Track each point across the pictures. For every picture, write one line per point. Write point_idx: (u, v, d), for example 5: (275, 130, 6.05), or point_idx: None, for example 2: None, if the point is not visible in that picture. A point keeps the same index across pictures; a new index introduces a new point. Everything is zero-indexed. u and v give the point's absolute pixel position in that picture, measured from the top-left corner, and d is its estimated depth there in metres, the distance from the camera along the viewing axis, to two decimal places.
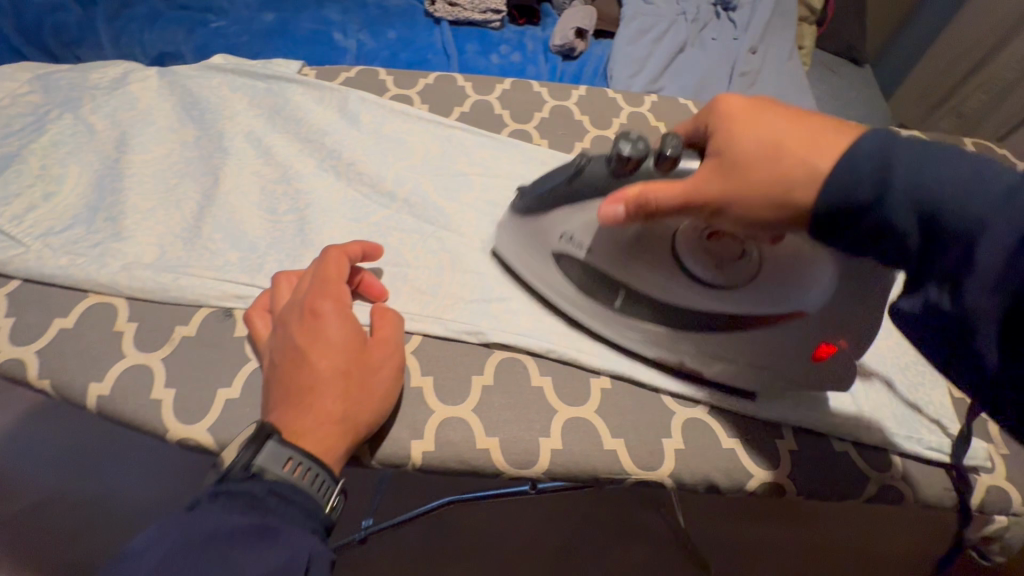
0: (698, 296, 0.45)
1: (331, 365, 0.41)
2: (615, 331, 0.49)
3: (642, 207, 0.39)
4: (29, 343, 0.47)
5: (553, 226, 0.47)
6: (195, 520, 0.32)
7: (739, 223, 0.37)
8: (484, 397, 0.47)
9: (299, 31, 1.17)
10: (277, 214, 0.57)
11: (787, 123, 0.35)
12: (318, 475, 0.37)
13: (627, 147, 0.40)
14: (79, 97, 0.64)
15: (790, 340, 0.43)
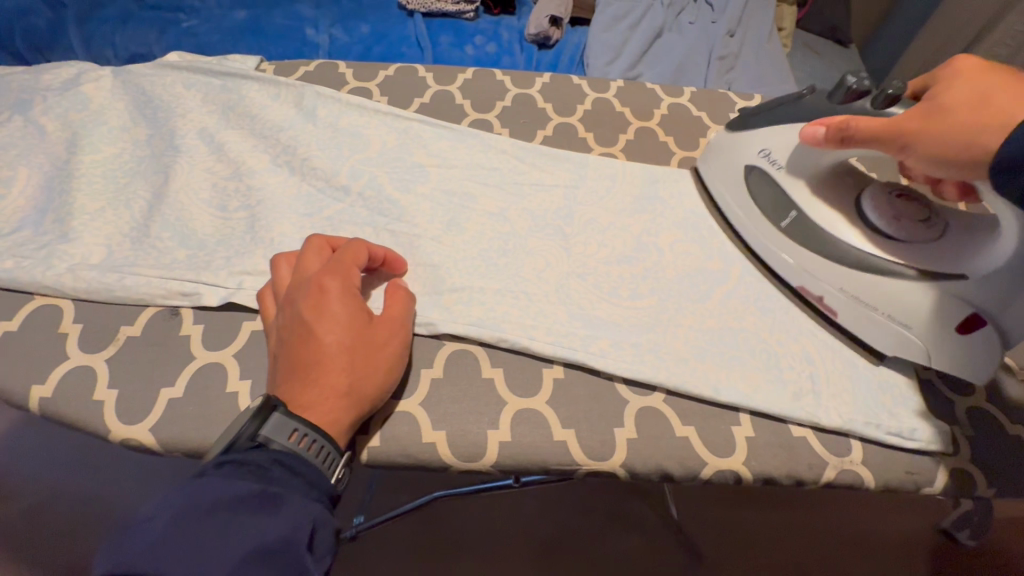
0: (876, 237, 0.50)
1: (341, 340, 0.42)
2: (785, 266, 0.54)
3: (839, 130, 0.46)
4: None
5: (756, 141, 0.57)
6: (202, 485, 0.33)
7: (930, 159, 0.42)
8: (433, 390, 0.46)
9: (271, 28, 1.16)
10: (228, 210, 0.56)
11: (1002, 87, 0.40)
12: (324, 447, 0.38)
13: (854, 81, 0.48)
14: (30, 98, 0.63)
15: (948, 303, 0.46)
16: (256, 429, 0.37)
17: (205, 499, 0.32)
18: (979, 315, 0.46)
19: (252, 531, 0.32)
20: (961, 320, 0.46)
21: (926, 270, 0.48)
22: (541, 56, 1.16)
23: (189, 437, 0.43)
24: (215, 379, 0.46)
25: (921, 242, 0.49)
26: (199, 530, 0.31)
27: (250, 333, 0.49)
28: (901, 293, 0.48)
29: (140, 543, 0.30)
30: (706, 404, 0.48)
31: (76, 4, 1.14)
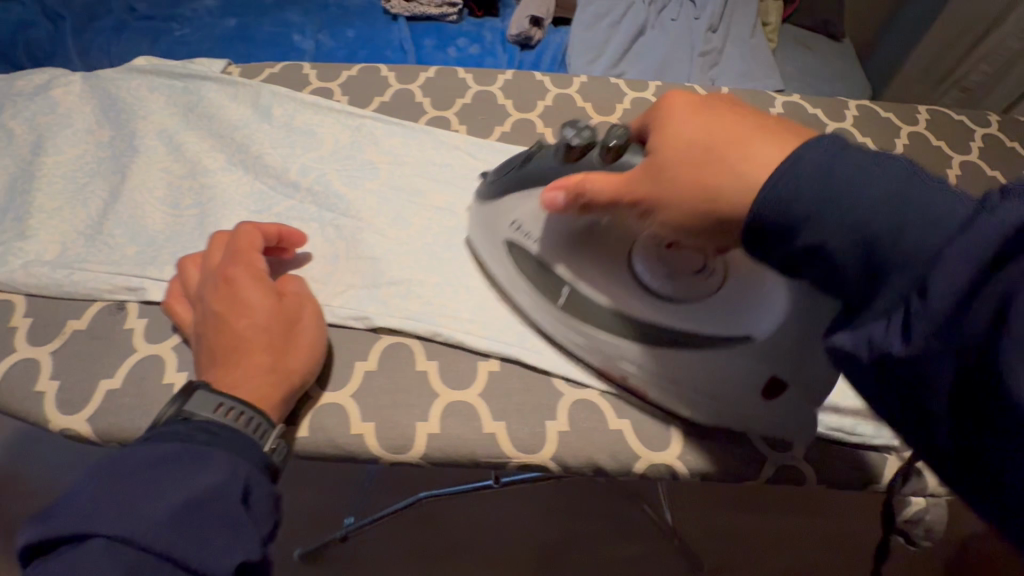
0: (650, 306, 0.43)
1: (260, 324, 0.42)
2: (568, 338, 0.47)
3: (576, 194, 0.41)
4: None
5: (505, 214, 0.49)
6: (132, 452, 0.35)
7: (678, 222, 0.36)
8: (366, 381, 0.46)
9: (259, 35, 1.19)
10: (180, 208, 0.57)
11: (723, 121, 0.35)
12: (253, 418, 0.38)
13: (574, 136, 0.43)
14: (2, 104, 0.65)
15: (734, 371, 0.40)
16: (180, 406, 0.38)
17: (132, 462, 0.34)
18: (776, 377, 0.40)
19: (181, 485, 0.33)
20: (763, 384, 0.40)
21: (705, 336, 0.41)
22: (522, 56, 1.17)
23: (123, 427, 0.44)
24: (152, 370, 0.47)
25: (699, 298, 0.42)
26: (129, 488, 0.32)
27: None
28: (681, 361, 0.42)
29: (70, 507, 0.31)
30: (641, 396, 0.47)
31: (74, 15, 1.19)
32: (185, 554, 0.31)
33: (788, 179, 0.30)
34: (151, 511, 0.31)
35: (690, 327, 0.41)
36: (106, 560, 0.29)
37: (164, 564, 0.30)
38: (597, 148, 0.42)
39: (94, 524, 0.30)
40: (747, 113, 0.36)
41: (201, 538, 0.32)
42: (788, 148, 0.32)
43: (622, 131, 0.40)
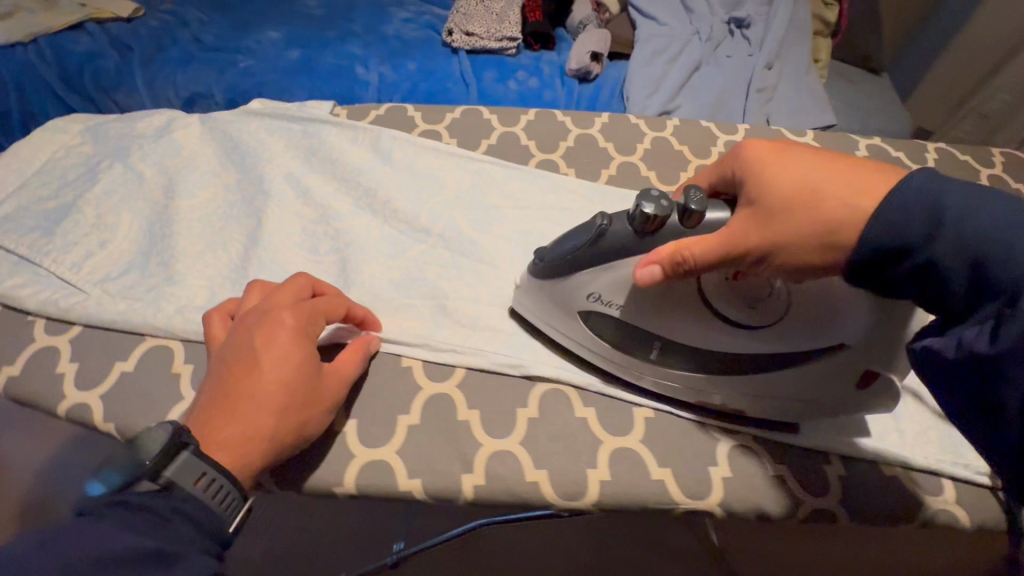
0: (739, 337, 0.45)
1: (278, 387, 0.42)
2: (654, 386, 0.50)
3: (677, 263, 0.41)
4: (93, 387, 0.49)
5: (577, 288, 0.47)
6: (110, 526, 0.32)
7: (790, 263, 0.39)
8: (530, 428, 0.48)
9: (323, 67, 1.21)
10: (319, 253, 0.59)
11: (823, 164, 0.39)
12: (227, 491, 0.37)
13: (647, 207, 0.40)
14: (127, 146, 0.67)
15: (831, 374, 0.44)
16: (166, 472, 0.36)
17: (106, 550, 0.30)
18: (871, 370, 0.43)
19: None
20: (858, 376, 0.44)
21: (790, 350, 0.45)
22: (581, 89, 1.19)
23: (303, 476, 0.45)
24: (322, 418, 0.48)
25: (779, 318, 0.45)
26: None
27: None
28: (778, 377, 0.46)
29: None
30: (794, 444, 0.48)
31: (143, 47, 1.22)
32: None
33: (913, 209, 0.34)
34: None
35: (781, 348, 0.45)
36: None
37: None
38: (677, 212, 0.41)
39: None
40: (817, 150, 0.41)
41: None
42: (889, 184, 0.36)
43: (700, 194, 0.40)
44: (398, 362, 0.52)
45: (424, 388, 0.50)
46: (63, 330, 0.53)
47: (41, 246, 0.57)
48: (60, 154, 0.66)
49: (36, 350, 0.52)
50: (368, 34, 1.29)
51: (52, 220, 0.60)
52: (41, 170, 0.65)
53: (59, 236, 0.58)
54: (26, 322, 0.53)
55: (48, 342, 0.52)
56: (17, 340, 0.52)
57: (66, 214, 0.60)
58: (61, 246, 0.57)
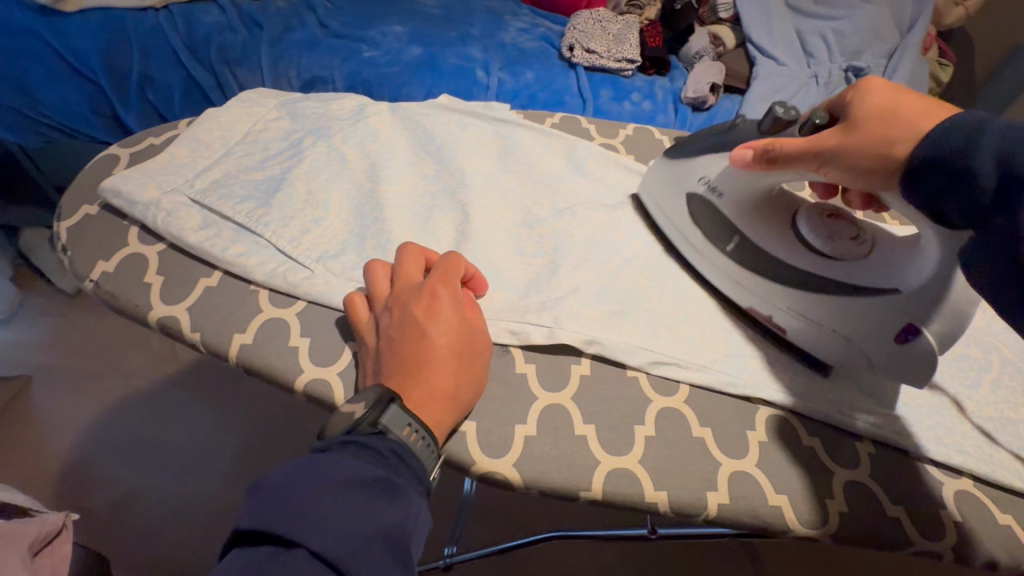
0: (801, 245, 0.53)
1: (447, 349, 0.44)
2: (720, 280, 0.57)
3: (765, 153, 0.49)
4: (329, 364, 0.49)
5: (693, 170, 0.58)
6: (338, 460, 0.36)
7: (845, 170, 0.44)
8: (763, 452, 0.49)
9: (444, 66, 1.23)
10: (526, 255, 0.60)
11: (918, 98, 0.42)
12: (424, 441, 0.40)
13: (783, 111, 0.50)
14: (326, 126, 0.68)
15: (879, 313, 0.48)
16: (377, 417, 0.39)
17: (338, 473, 0.35)
18: (914, 326, 0.47)
19: (374, 514, 0.34)
20: (899, 328, 0.47)
21: (855, 286, 0.50)
22: (695, 118, 1.20)
23: (553, 476, 0.45)
24: (561, 420, 0.48)
25: (852, 258, 0.52)
26: (329, 505, 0.33)
27: (579, 378, 0.51)
28: (820, 300, 0.51)
29: (280, 505, 0.33)
30: (1015, 494, 0.50)
31: (271, 28, 1.26)
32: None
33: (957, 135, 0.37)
34: (348, 534, 0.32)
35: (826, 269, 0.52)
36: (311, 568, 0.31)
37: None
38: (798, 125, 0.49)
39: (306, 533, 0.32)
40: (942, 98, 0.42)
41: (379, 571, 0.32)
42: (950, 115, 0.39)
43: (827, 111, 0.47)
44: (624, 373, 0.52)
45: (653, 401, 0.50)
46: (289, 304, 0.53)
47: (259, 217, 0.58)
48: (258, 126, 0.68)
49: (264, 321, 0.52)
50: (486, 39, 1.31)
51: (263, 191, 0.61)
52: (243, 141, 0.66)
53: (274, 208, 0.59)
54: (250, 291, 0.54)
55: (277, 314, 0.52)
56: (243, 309, 0.52)
57: (277, 186, 0.61)
58: (278, 219, 0.58)
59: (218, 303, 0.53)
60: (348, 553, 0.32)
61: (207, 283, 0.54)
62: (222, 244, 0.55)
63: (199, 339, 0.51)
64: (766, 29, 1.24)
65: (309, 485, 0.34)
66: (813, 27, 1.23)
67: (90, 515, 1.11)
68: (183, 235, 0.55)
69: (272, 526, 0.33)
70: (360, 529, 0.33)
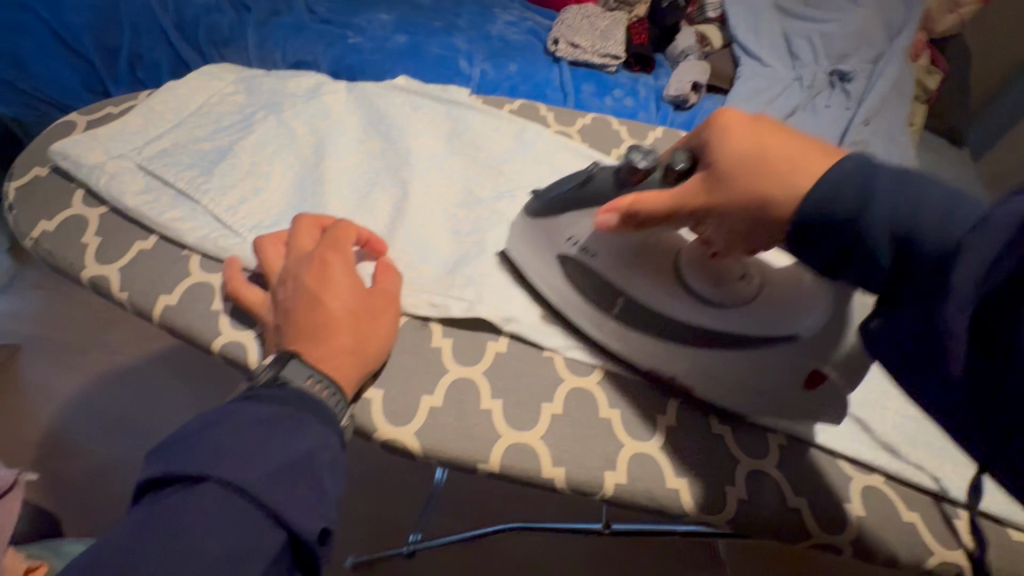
0: (694, 309, 0.48)
1: (345, 307, 0.46)
2: (603, 339, 0.52)
3: (630, 215, 0.47)
4: (248, 328, 0.51)
5: (562, 228, 0.52)
6: (250, 408, 0.37)
7: (721, 222, 0.44)
8: (670, 437, 0.49)
9: (428, 55, 1.24)
10: (460, 233, 0.60)
11: (775, 134, 0.42)
12: (330, 390, 0.42)
13: (641, 158, 0.48)
14: (280, 102, 0.70)
15: (782, 362, 0.46)
16: (275, 371, 0.41)
17: (252, 418, 0.36)
18: (820, 371, 0.46)
19: (287, 447, 0.35)
20: (805, 375, 0.46)
21: (758, 338, 0.47)
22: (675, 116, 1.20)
23: (451, 447, 0.46)
24: (469, 394, 0.49)
25: (741, 305, 0.48)
26: (242, 444, 0.34)
27: (495, 355, 0.52)
28: (725, 360, 0.48)
29: (186, 450, 0.34)
30: (926, 493, 0.49)
31: (260, 11, 1.27)
32: (283, 509, 0.33)
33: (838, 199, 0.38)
34: (259, 467, 0.34)
35: (718, 324, 0.47)
36: (221, 501, 0.32)
37: (257, 511, 0.32)
38: (658, 169, 0.47)
39: (214, 468, 0.32)
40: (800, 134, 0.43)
41: (294, 498, 0.34)
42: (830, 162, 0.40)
43: (686, 155, 0.45)
44: (540, 353, 0.52)
45: (565, 381, 0.51)
46: (218, 269, 0.55)
47: (200, 185, 0.59)
48: (213, 99, 0.69)
49: (192, 284, 0.53)
50: (472, 30, 1.32)
51: (208, 162, 0.62)
52: (196, 112, 0.67)
53: (217, 178, 0.61)
54: (182, 256, 0.55)
55: (205, 279, 0.54)
56: (174, 272, 0.54)
57: (222, 157, 0.63)
58: (218, 188, 0.60)
59: (151, 265, 0.54)
60: (263, 484, 0.33)
61: (143, 246, 0.56)
62: (159, 209, 0.57)
63: (127, 298, 0.52)
64: (754, 29, 1.23)
65: (217, 430, 0.35)
66: (801, 29, 1.21)
67: (60, 480, 1.14)
68: (122, 199, 0.57)
69: (173, 469, 0.32)
70: (277, 460, 0.34)
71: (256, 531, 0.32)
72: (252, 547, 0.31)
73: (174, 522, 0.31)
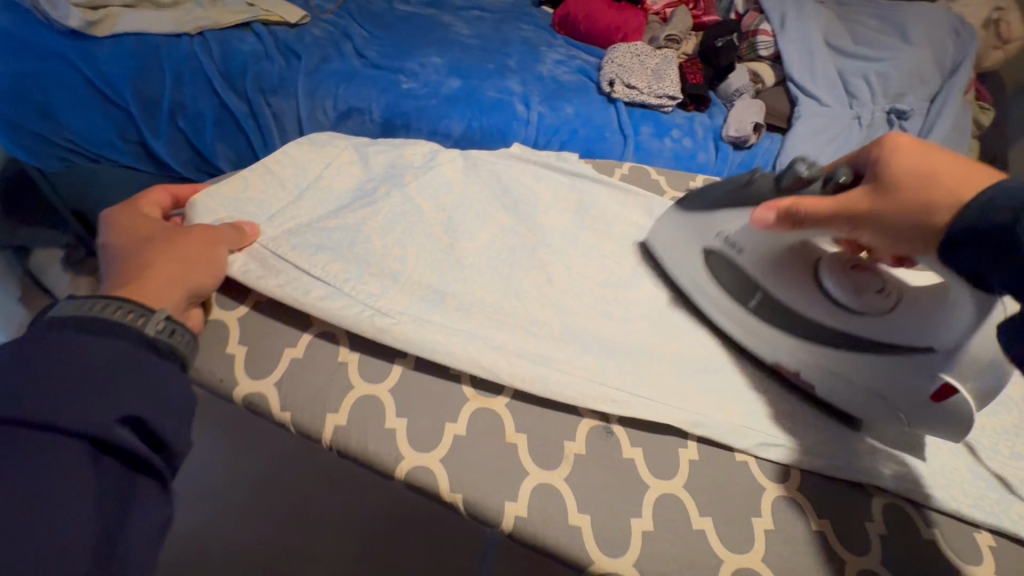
0: (824, 303, 0.52)
1: (146, 247, 0.47)
2: (741, 333, 0.57)
3: (790, 214, 0.47)
4: (430, 450, 0.47)
5: (713, 224, 0.57)
6: (22, 342, 0.36)
7: (880, 234, 0.41)
8: (885, 546, 0.47)
9: (484, 99, 1.21)
10: (615, 319, 0.58)
11: (949, 158, 0.40)
12: (130, 310, 0.40)
13: (804, 168, 0.50)
14: (399, 175, 0.66)
15: (911, 368, 0.48)
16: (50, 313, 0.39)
17: (21, 351, 0.35)
18: (950, 386, 0.46)
19: (65, 363, 0.34)
20: (932, 389, 0.47)
21: (884, 342, 0.49)
22: (735, 156, 1.19)
23: None
24: (678, 513, 0.46)
25: (877, 312, 0.50)
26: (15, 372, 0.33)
27: (688, 463, 0.49)
28: (856, 361, 0.51)
29: None
30: None
31: (309, 58, 1.24)
32: (67, 424, 0.32)
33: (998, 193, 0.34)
34: (33, 392, 0.32)
35: (851, 326, 0.51)
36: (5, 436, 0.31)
37: (44, 434, 0.32)
38: (817, 181, 0.48)
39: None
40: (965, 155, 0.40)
41: (82, 407, 0.33)
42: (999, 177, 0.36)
43: (850, 170, 0.46)
44: (732, 458, 0.50)
45: (768, 489, 0.49)
46: (380, 377, 0.51)
47: (337, 270, 0.55)
48: (330, 169, 0.66)
49: (358, 398, 0.49)
50: (523, 71, 1.30)
51: (338, 241, 0.58)
52: (314, 185, 0.63)
53: (353, 261, 0.56)
54: (338, 364, 0.51)
55: (369, 391, 0.50)
56: (334, 384, 0.50)
57: (353, 236, 0.59)
58: (357, 274, 0.55)
59: (307, 377, 0.50)
60: (45, 405, 0.32)
61: (292, 354, 0.51)
62: (302, 293, 0.52)
63: (289, 419, 0.48)
64: (807, 68, 1.23)
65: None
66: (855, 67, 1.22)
67: None
68: (261, 281, 0.52)
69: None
70: (56, 378, 0.34)
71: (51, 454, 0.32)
72: (51, 473, 0.31)
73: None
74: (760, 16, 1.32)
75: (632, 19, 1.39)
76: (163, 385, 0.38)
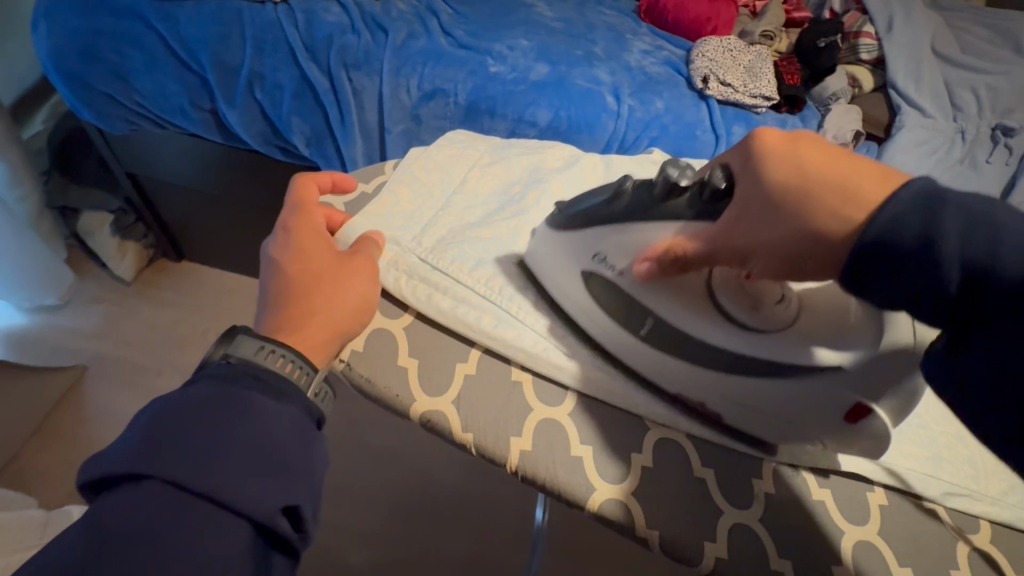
0: (729, 329, 0.45)
1: (317, 270, 0.46)
2: (650, 372, 0.49)
3: (670, 257, 0.44)
4: (620, 481, 0.45)
5: (589, 244, 0.49)
6: (188, 394, 0.37)
7: (775, 253, 0.40)
8: None
9: (574, 89, 1.16)
10: None
11: (837, 165, 0.37)
12: (289, 358, 0.41)
13: (675, 172, 0.44)
14: (544, 178, 0.63)
15: (821, 403, 0.43)
16: (225, 349, 0.41)
17: (200, 399, 0.36)
18: (866, 405, 0.42)
19: (232, 434, 0.35)
20: (848, 409, 0.43)
21: (776, 365, 0.43)
22: None
23: None
24: (878, 561, 0.45)
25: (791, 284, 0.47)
26: (182, 434, 0.34)
27: (879, 510, 0.48)
28: (758, 389, 0.45)
29: (128, 441, 0.34)
30: None
31: (396, 34, 1.19)
32: (234, 500, 0.33)
33: (911, 213, 0.33)
34: (202, 456, 0.33)
35: (751, 351, 0.44)
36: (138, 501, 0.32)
37: (204, 504, 0.32)
38: (691, 189, 0.44)
39: (150, 467, 0.32)
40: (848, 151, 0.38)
41: (245, 484, 0.34)
42: (891, 186, 0.35)
43: (725, 173, 0.42)
44: (921, 506, 0.49)
45: (962, 541, 0.48)
46: (558, 401, 0.49)
47: (499, 288, 0.53)
48: (473, 171, 0.62)
49: (538, 422, 0.47)
50: (611, 60, 1.24)
51: (495, 254, 0.56)
52: (462, 185, 0.61)
53: (514, 277, 0.54)
54: (513, 384, 0.49)
55: (549, 415, 0.48)
56: (512, 407, 0.48)
57: (508, 249, 0.56)
58: (519, 289, 0.53)
59: (485, 397, 0.48)
60: (205, 472, 0.33)
61: (466, 369, 0.50)
62: (473, 313, 0.51)
63: (471, 440, 0.46)
64: (913, 75, 1.18)
65: (160, 415, 0.35)
66: (962, 79, 1.18)
67: None
68: (432, 303, 0.51)
69: (111, 470, 0.33)
70: (221, 451, 0.34)
71: (207, 531, 0.32)
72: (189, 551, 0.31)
73: (111, 528, 0.31)
74: (863, 17, 1.27)
75: (724, 11, 1.34)
76: (308, 452, 0.38)
